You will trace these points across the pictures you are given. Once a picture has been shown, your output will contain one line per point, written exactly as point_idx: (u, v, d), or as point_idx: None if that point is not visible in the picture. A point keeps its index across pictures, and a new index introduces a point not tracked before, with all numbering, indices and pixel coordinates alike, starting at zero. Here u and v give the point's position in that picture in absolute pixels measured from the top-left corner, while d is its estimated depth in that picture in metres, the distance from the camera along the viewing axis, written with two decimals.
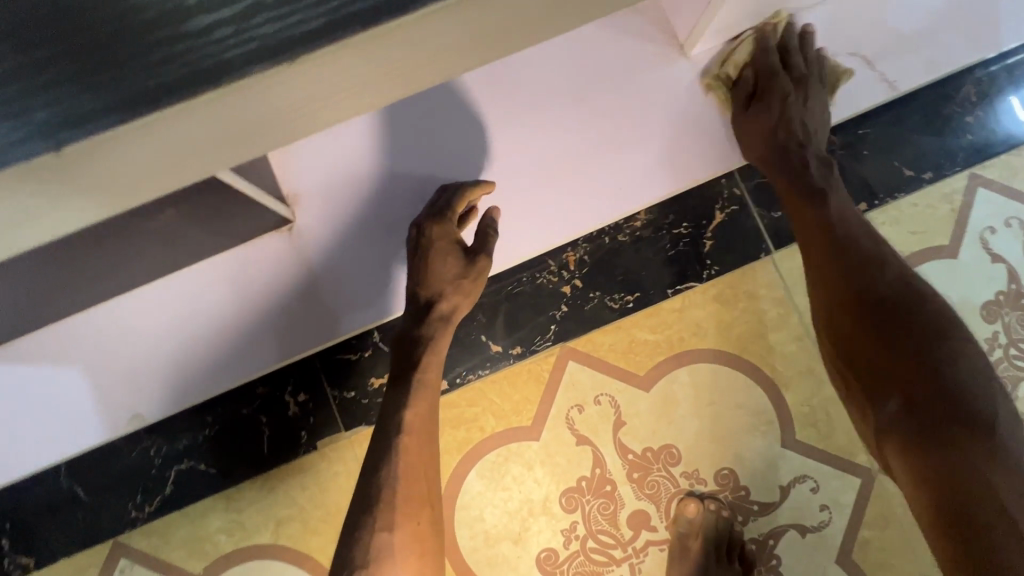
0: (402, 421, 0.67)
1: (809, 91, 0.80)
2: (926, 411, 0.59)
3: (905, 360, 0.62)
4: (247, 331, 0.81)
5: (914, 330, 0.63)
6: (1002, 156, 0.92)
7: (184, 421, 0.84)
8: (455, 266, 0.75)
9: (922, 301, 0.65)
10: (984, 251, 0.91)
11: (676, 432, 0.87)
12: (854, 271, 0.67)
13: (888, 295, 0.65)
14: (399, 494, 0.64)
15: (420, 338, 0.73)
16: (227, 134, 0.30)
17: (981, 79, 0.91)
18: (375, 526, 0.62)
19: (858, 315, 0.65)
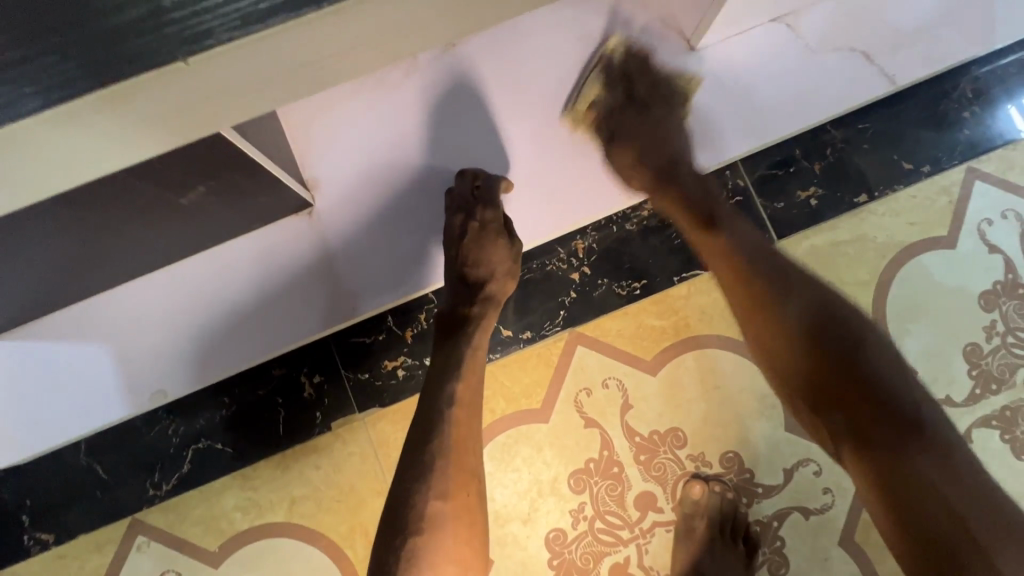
0: (453, 394, 0.69)
1: (661, 111, 0.82)
2: (869, 423, 0.55)
3: (833, 369, 0.58)
4: (268, 310, 0.83)
5: (834, 342, 0.58)
6: (999, 151, 0.95)
7: (202, 401, 0.86)
8: (504, 247, 0.79)
9: (842, 309, 0.61)
10: (982, 242, 0.94)
11: (682, 416, 0.89)
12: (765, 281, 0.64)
13: (815, 309, 0.61)
14: (450, 466, 0.65)
15: (472, 316, 0.76)
16: (281, 66, 0.32)
17: (976, 77, 0.94)
18: (429, 494, 0.63)
19: (781, 330, 0.61)
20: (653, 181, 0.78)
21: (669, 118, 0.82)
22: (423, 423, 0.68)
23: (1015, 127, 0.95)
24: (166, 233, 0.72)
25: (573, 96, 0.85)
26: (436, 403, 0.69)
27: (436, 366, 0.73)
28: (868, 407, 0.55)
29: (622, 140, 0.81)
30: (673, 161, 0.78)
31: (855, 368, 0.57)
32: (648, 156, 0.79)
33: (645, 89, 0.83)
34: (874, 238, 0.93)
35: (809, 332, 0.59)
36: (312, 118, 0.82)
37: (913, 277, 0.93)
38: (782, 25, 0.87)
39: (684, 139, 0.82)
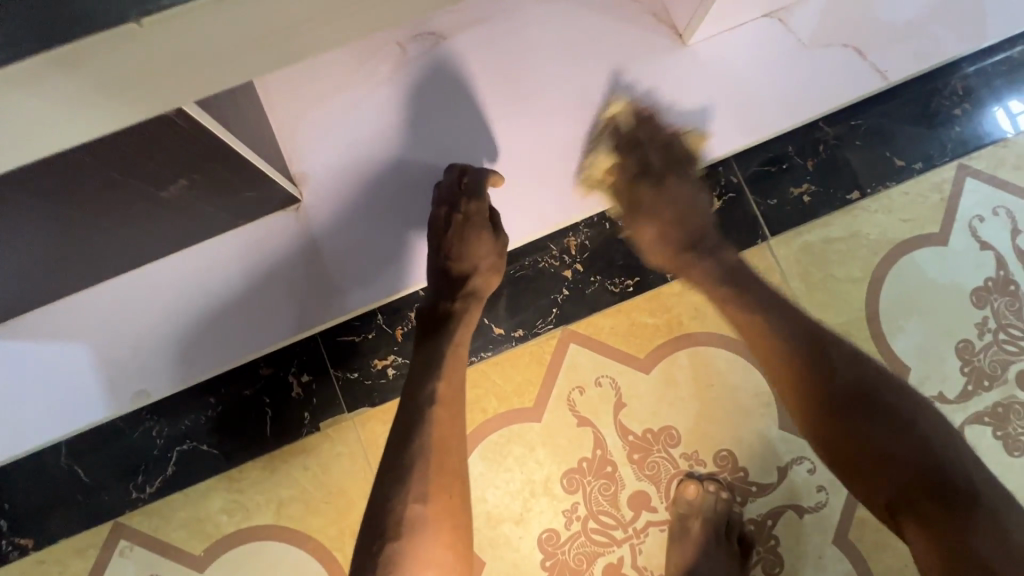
0: (435, 393, 0.68)
1: (674, 180, 0.82)
2: (921, 499, 0.55)
3: (879, 450, 0.58)
4: (255, 307, 0.81)
5: (876, 422, 0.58)
6: (989, 147, 0.95)
7: (187, 402, 0.84)
8: (488, 241, 0.78)
9: (879, 376, 0.61)
10: (973, 239, 0.94)
11: (676, 414, 0.88)
12: (799, 357, 0.63)
13: (856, 384, 0.60)
14: (432, 465, 0.64)
15: (454, 313, 0.75)
16: (245, 33, 0.32)
17: (967, 74, 0.95)
18: (407, 499, 0.62)
19: (821, 398, 0.61)
20: (677, 257, 0.78)
21: (686, 183, 0.83)
22: (404, 422, 0.67)
23: (1006, 124, 0.95)
24: (148, 228, 0.70)
25: (582, 163, 0.85)
26: (416, 405, 0.68)
27: (418, 361, 0.72)
28: (904, 474, 0.57)
29: (644, 207, 0.81)
30: (696, 229, 0.79)
31: (901, 444, 0.57)
32: (670, 223, 0.79)
33: (661, 156, 0.84)
34: (866, 235, 0.93)
35: (838, 406, 0.60)
36: (299, 113, 0.81)
37: (905, 274, 0.93)
38: (775, 20, 0.87)
39: (700, 203, 0.82)
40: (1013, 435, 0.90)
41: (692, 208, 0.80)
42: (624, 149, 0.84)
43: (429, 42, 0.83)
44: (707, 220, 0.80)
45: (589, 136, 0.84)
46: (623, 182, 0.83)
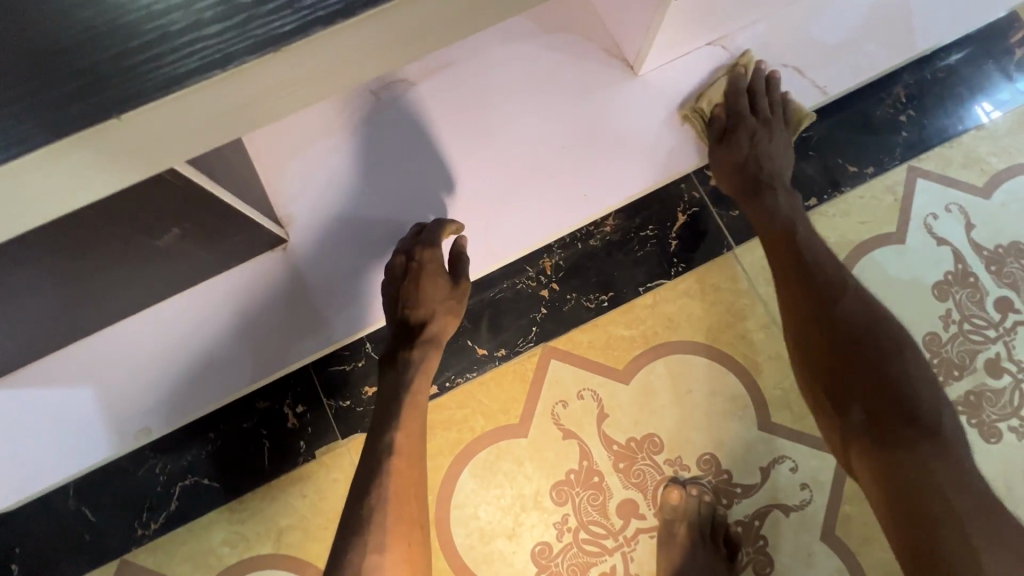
0: (392, 443, 0.73)
1: (771, 128, 0.87)
2: (888, 430, 0.65)
3: (868, 388, 0.67)
4: (248, 342, 0.86)
5: (871, 356, 0.69)
6: (936, 149, 1.01)
7: (188, 439, 0.89)
8: (443, 288, 0.83)
9: (886, 338, 0.70)
10: (930, 236, 0.98)
11: (658, 421, 0.91)
12: (825, 286, 0.75)
13: (854, 323, 0.71)
14: (390, 509, 0.69)
15: (412, 360, 0.80)
16: (215, 112, 0.36)
17: (909, 83, 1.03)
18: (365, 549, 0.66)
19: (824, 324, 0.72)
20: (746, 194, 0.86)
21: (777, 140, 0.88)
22: (364, 472, 0.72)
23: (948, 126, 1.02)
24: (142, 275, 0.75)
25: (693, 95, 0.91)
26: (377, 453, 0.73)
27: (379, 411, 0.77)
28: (882, 396, 0.66)
29: (730, 143, 0.87)
30: (769, 174, 0.85)
31: (893, 388, 0.66)
32: (748, 163, 0.86)
33: (768, 106, 0.89)
34: (827, 239, 0.98)
35: (841, 330, 0.71)
36: (278, 162, 0.87)
37: (867, 273, 0.97)
38: (717, 48, 0.91)
39: (783, 163, 0.87)
40: (988, 422, 0.92)
41: (778, 159, 0.86)
42: (732, 89, 0.89)
43: (393, 89, 0.89)
44: (784, 174, 0.86)
45: (709, 78, 0.91)
46: (719, 118, 0.89)
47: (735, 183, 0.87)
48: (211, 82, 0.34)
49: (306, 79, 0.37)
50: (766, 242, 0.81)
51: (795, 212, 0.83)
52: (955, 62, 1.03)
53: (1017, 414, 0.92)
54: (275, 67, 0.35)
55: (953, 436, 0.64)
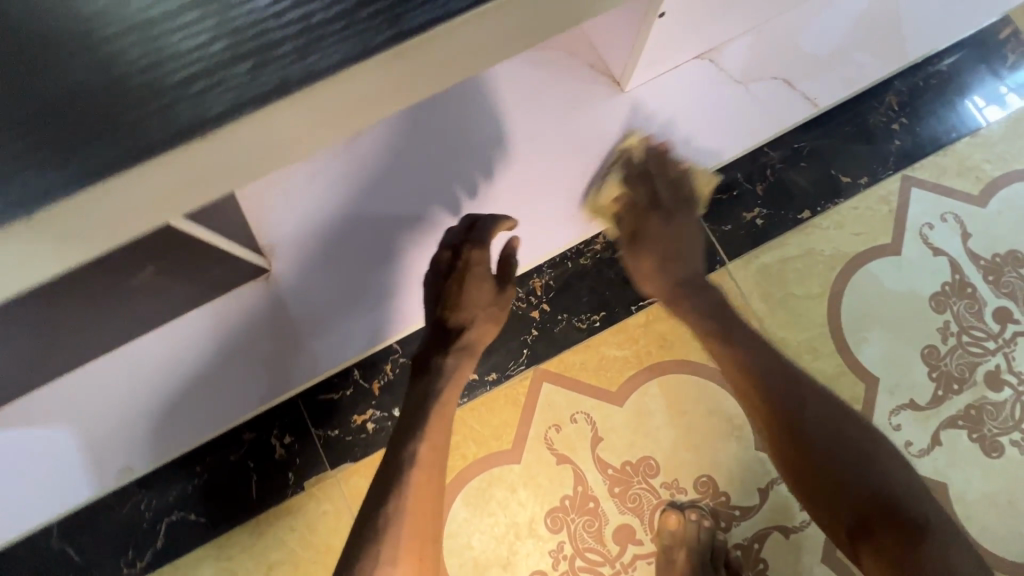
0: (414, 453, 0.71)
1: (673, 212, 0.84)
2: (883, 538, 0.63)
3: (853, 494, 0.65)
4: (233, 376, 0.84)
5: (845, 458, 0.66)
6: (929, 158, 1.00)
7: (173, 473, 0.87)
8: (487, 292, 0.81)
9: (853, 428, 0.68)
10: (925, 246, 0.97)
11: (653, 443, 0.90)
12: (785, 383, 0.70)
13: (820, 423, 0.68)
14: (408, 524, 0.66)
15: (444, 367, 0.78)
16: (158, 194, 0.32)
17: (901, 90, 1.01)
18: (376, 560, 0.64)
19: (795, 431, 0.68)
20: (671, 286, 0.81)
21: (684, 224, 0.84)
22: (382, 480, 0.69)
23: (942, 133, 1.01)
24: None
25: (592, 188, 0.89)
26: (398, 462, 0.70)
27: (405, 416, 0.75)
28: (869, 501, 0.64)
29: (641, 236, 0.83)
30: (685, 267, 0.82)
31: (874, 489, 0.64)
32: (663, 258, 0.82)
33: (668, 189, 0.85)
34: (821, 251, 0.96)
35: (810, 435, 0.67)
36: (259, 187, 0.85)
37: (863, 286, 0.95)
38: (706, 61, 0.89)
39: (693, 250, 0.84)
40: (989, 436, 0.90)
41: (689, 246, 0.83)
42: (625, 177, 0.86)
43: None
44: (696, 263, 0.83)
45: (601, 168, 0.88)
46: (623, 209, 0.86)
47: (655, 280, 0.83)
48: (265, 118, 0.31)
49: (347, 113, 0.34)
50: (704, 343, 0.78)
51: (718, 300, 0.80)
52: (949, 69, 1.02)
53: (1019, 427, 0.91)
54: (323, 99, 0.32)
55: (939, 520, 0.64)
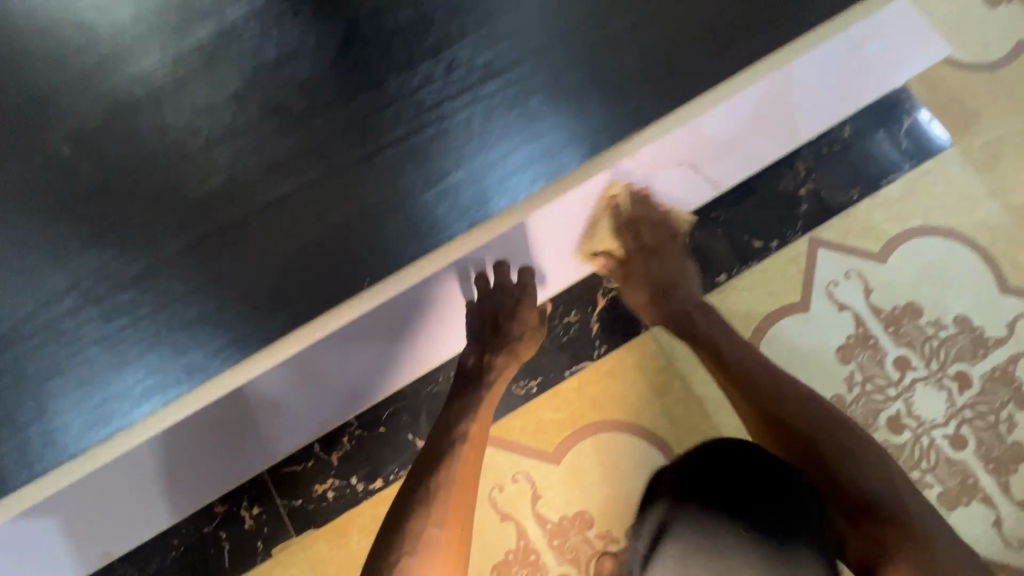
0: (464, 432, 0.81)
1: (655, 252, 0.95)
2: (873, 522, 0.73)
3: (844, 486, 0.75)
4: (211, 473, 0.90)
5: (833, 452, 0.77)
6: (834, 219, 1.09)
7: (152, 547, 0.96)
8: (535, 317, 0.90)
9: (840, 430, 0.79)
10: (832, 301, 1.06)
11: (587, 498, 0.99)
12: (767, 380, 0.83)
13: (811, 423, 0.79)
14: (451, 497, 0.74)
15: (493, 367, 0.87)
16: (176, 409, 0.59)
17: (806, 157, 1.10)
18: (427, 519, 0.72)
19: (796, 433, 0.78)
20: (670, 316, 0.92)
21: (670, 258, 0.96)
22: (436, 450, 0.79)
23: (846, 195, 1.10)
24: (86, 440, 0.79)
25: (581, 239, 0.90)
26: (447, 440, 0.80)
27: (455, 402, 0.85)
28: (858, 492, 0.74)
29: (634, 278, 0.95)
30: (683, 294, 0.93)
31: (858, 482, 0.75)
32: (662, 291, 0.93)
33: (648, 232, 0.94)
34: (737, 311, 1.06)
35: (808, 431, 0.78)
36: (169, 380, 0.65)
37: (776, 342, 1.05)
38: None
39: (684, 276, 0.95)
40: None
41: (680, 273, 0.95)
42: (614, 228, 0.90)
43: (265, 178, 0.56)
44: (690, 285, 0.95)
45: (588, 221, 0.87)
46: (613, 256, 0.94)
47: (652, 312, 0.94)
48: None
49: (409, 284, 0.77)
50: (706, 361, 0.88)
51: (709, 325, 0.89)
52: (850, 135, 1.11)
53: (918, 466, 1.00)
54: None
55: (915, 505, 0.74)
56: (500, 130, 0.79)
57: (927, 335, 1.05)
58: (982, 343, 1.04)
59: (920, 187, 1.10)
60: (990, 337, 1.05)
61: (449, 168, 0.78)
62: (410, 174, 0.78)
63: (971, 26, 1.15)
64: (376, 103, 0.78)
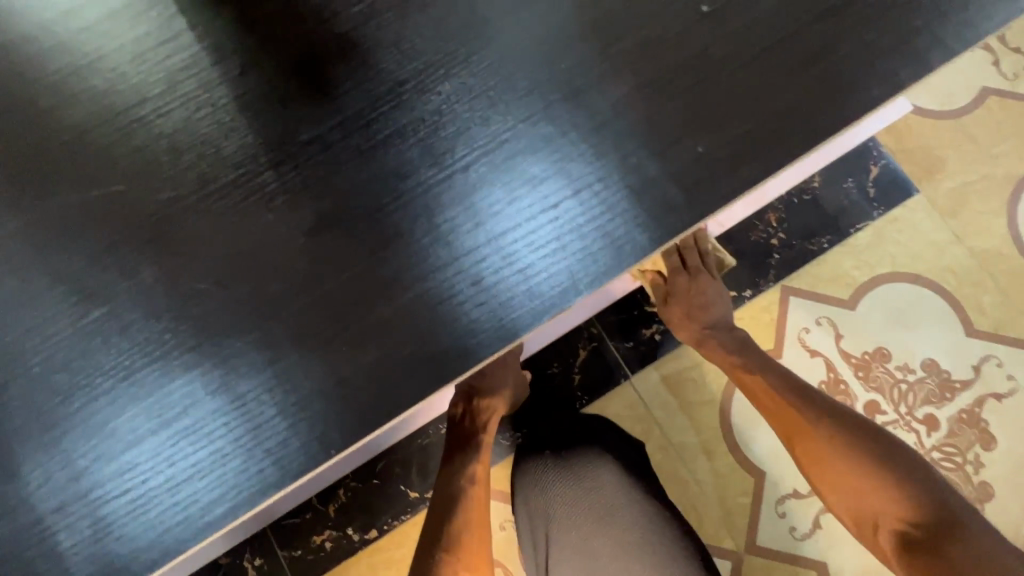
0: (472, 474, 0.67)
1: (710, 284, 0.72)
2: (927, 542, 0.50)
3: (876, 488, 0.55)
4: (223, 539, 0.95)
5: (850, 448, 0.57)
6: (807, 268, 1.04)
7: None
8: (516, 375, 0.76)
9: (852, 423, 0.60)
10: (804, 350, 1.04)
11: None
12: (764, 363, 0.68)
13: (819, 414, 0.60)
14: (473, 539, 0.62)
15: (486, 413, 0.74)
16: None
17: (778, 207, 1.04)
18: (454, 564, 0.60)
19: (817, 429, 0.59)
20: (739, 359, 0.68)
21: (721, 295, 0.72)
22: (440, 495, 0.66)
23: (820, 242, 1.05)
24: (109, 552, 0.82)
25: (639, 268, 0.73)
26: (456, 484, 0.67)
27: (450, 451, 0.72)
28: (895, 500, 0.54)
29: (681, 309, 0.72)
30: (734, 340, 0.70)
31: (891, 483, 0.54)
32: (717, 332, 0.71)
33: (702, 262, 0.73)
34: None
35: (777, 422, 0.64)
36: None
37: None
38: None
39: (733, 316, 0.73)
40: None
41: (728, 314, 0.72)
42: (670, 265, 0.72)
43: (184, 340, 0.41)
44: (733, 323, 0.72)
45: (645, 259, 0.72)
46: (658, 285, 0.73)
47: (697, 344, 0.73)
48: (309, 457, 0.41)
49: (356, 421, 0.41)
50: (733, 370, 0.69)
51: (772, 365, 0.67)
52: (819, 184, 1.04)
53: None
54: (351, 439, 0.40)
55: (956, 510, 0.52)
56: (548, 170, 0.41)
57: (895, 379, 1.02)
58: (949, 386, 1.01)
59: (888, 237, 1.04)
60: (958, 379, 1.02)
61: (456, 224, 0.40)
62: (364, 208, 0.40)
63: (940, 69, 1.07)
64: (300, 137, 0.41)
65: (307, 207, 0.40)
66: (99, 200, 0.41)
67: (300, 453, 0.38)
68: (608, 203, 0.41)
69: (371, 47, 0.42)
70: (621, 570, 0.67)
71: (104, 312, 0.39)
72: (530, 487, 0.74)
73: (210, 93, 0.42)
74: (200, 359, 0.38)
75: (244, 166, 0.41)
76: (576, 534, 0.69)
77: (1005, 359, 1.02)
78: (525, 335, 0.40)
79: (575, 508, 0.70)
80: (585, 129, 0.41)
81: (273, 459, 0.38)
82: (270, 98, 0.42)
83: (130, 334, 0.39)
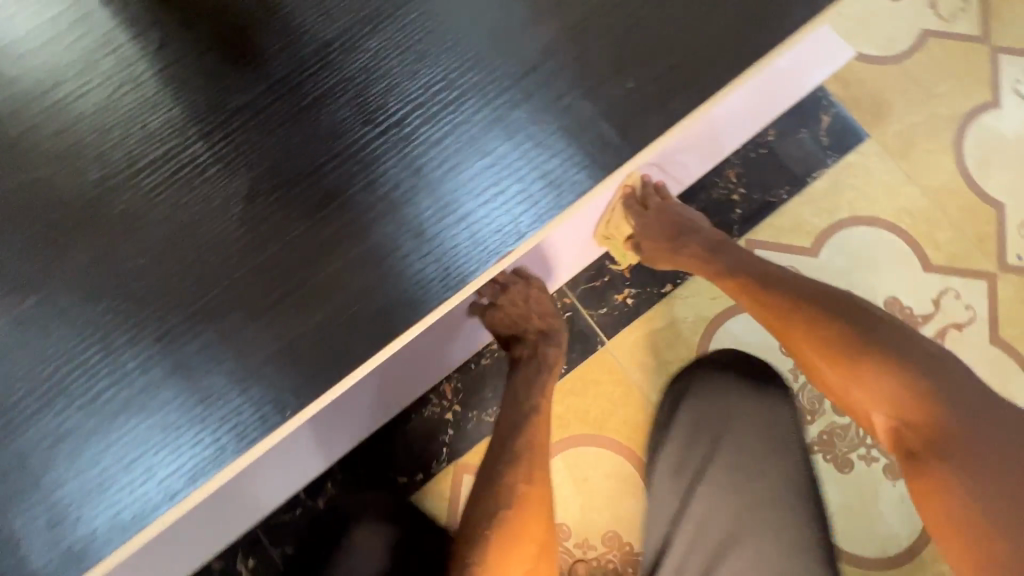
0: (536, 401, 0.63)
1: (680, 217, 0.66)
2: (929, 446, 0.48)
3: (875, 386, 0.51)
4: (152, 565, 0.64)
5: (849, 346, 0.52)
6: (768, 220, 1.06)
7: None
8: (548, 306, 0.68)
9: (847, 313, 0.54)
10: None
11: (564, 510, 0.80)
12: (748, 262, 0.62)
13: (812, 309, 0.55)
14: (539, 458, 0.59)
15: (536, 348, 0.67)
16: None
17: (736, 164, 1.06)
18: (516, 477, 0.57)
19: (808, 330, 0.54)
20: (725, 270, 0.62)
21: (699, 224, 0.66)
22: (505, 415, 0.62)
23: (780, 194, 1.06)
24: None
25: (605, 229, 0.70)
26: (518, 406, 0.63)
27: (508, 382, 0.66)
28: (892, 400, 0.50)
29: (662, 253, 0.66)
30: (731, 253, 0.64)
31: (890, 382, 0.50)
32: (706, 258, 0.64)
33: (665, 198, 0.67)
34: None
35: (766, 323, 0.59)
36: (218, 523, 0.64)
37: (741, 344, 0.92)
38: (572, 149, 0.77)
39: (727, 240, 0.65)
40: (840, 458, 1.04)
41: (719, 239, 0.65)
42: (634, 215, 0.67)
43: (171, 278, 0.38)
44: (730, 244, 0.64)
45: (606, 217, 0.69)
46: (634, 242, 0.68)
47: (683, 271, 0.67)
48: None
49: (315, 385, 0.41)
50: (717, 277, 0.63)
51: (763, 263, 0.61)
52: (774, 137, 1.06)
53: None
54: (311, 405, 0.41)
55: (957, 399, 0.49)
56: (482, 117, 0.41)
57: None
58: (912, 321, 1.04)
59: (843, 183, 1.07)
60: (919, 314, 1.05)
61: (396, 170, 0.40)
62: (302, 170, 0.40)
63: (879, 16, 1.10)
64: (229, 105, 0.41)
65: (241, 175, 0.40)
66: (24, 186, 0.39)
67: (254, 421, 0.38)
68: (543, 143, 0.41)
69: (294, 9, 0.41)
70: (771, 493, 0.68)
71: (38, 300, 0.38)
72: (705, 390, 0.75)
73: (130, 70, 0.41)
74: (144, 337, 0.38)
75: (174, 139, 0.40)
76: (746, 453, 0.70)
77: (961, 291, 1.05)
78: (472, 279, 0.40)
79: (752, 427, 0.71)
80: (517, 75, 0.41)
81: (230, 429, 0.38)
82: (195, 67, 0.41)
83: (70, 320, 0.38)
